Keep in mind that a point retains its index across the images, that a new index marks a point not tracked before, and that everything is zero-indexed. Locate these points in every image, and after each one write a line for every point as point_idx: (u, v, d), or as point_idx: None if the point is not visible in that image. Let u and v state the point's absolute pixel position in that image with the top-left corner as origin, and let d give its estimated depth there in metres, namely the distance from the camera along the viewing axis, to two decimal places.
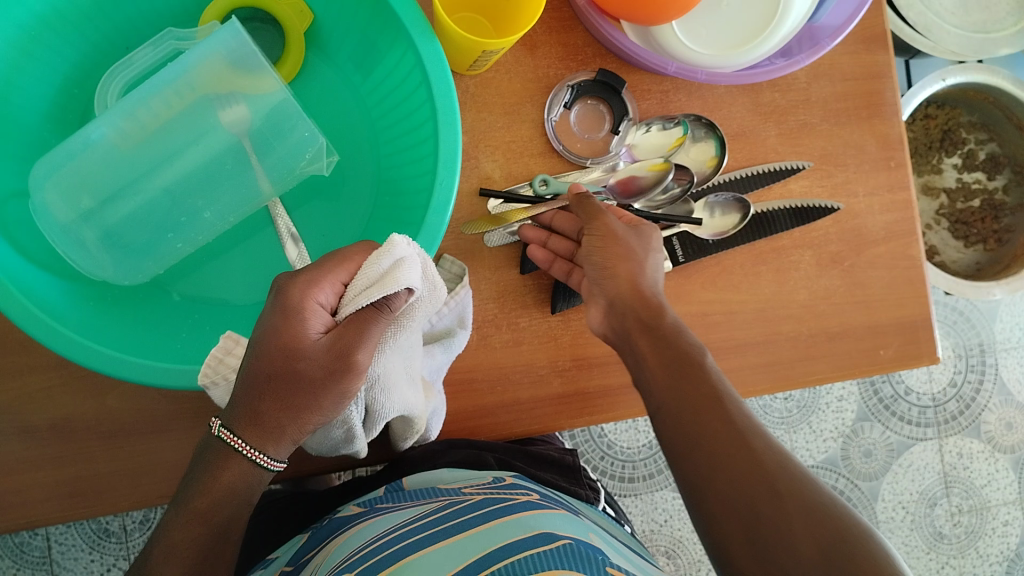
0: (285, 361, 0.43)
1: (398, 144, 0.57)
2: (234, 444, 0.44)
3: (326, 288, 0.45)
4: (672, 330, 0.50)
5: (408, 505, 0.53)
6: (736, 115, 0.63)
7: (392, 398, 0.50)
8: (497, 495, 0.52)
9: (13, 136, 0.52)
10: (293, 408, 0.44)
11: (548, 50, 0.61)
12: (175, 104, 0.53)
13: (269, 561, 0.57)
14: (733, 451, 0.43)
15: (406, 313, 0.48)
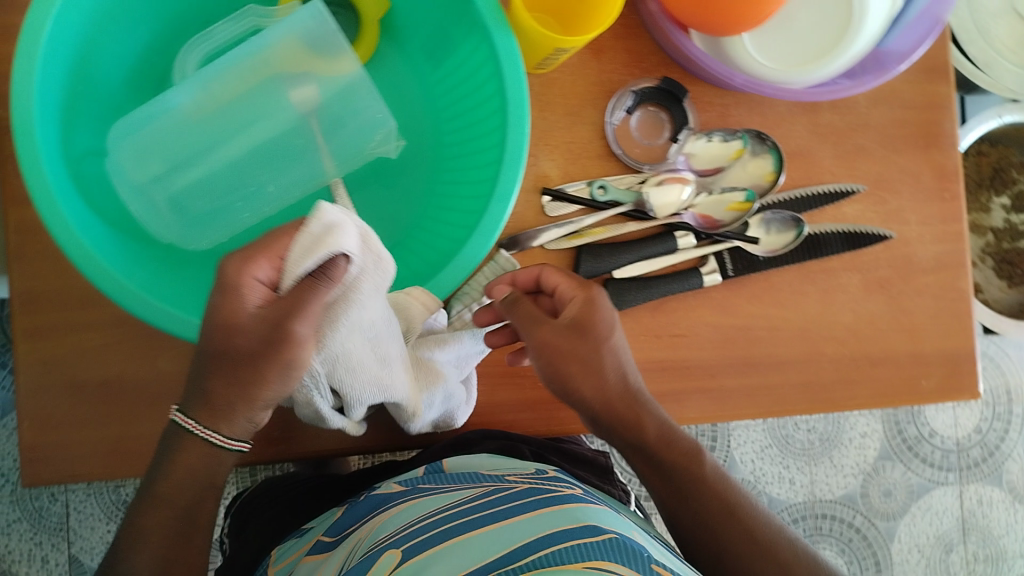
0: (224, 338, 0.43)
1: (461, 133, 0.58)
2: (187, 426, 0.45)
3: (264, 263, 0.43)
4: (661, 442, 0.52)
5: (454, 487, 0.54)
6: (794, 134, 0.64)
7: (355, 378, 0.47)
8: (542, 485, 0.53)
9: (96, 98, 0.53)
10: (242, 387, 0.44)
11: (613, 55, 0.62)
12: (249, 79, 0.55)
13: (304, 531, 0.63)
14: (762, 561, 0.48)
15: (350, 284, 0.45)
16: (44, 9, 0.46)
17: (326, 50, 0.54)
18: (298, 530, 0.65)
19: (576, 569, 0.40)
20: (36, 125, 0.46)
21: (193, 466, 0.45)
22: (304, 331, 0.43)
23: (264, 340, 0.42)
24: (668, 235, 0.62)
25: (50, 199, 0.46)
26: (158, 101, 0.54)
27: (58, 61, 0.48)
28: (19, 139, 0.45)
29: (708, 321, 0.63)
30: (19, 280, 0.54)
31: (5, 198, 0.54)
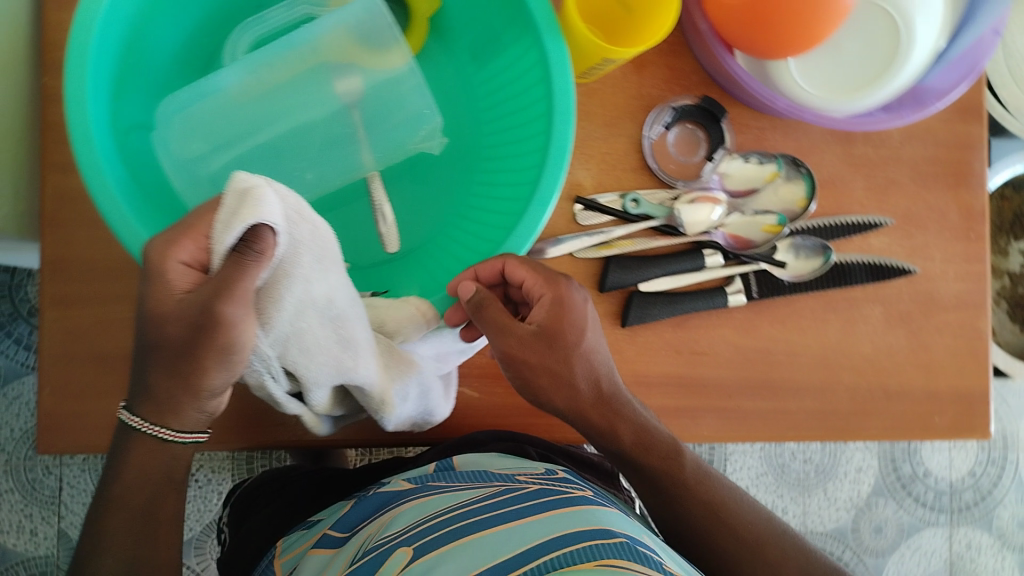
0: (156, 329, 0.42)
1: (500, 136, 0.58)
2: (134, 423, 0.45)
3: (189, 245, 0.40)
4: (637, 447, 0.55)
5: (465, 485, 0.55)
6: (827, 162, 0.64)
7: (310, 360, 0.45)
8: (552, 486, 0.53)
9: (145, 73, 0.53)
10: (182, 381, 0.43)
11: (655, 70, 0.62)
12: (296, 67, 0.56)
13: (314, 522, 0.63)
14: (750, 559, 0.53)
15: (287, 256, 0.42)
16: None
17: (379, 43, 0.55)
18: (306, 521, 0.66)
19: (588, 566, 0.40)
20: (88, 96, 0.47)
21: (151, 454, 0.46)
22: (238, 314, 0.40)
23: (193, 327, 0.40)
24: (697, 252, 0.62)
25: (95, 167, 0.46)
26: (207, 80, 0.54)
27: (113, 32, 0.48)
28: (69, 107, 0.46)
29: (729, 340, 0.63)
30: (50, 249, 0.54)
31: (44, 165, 0.54)
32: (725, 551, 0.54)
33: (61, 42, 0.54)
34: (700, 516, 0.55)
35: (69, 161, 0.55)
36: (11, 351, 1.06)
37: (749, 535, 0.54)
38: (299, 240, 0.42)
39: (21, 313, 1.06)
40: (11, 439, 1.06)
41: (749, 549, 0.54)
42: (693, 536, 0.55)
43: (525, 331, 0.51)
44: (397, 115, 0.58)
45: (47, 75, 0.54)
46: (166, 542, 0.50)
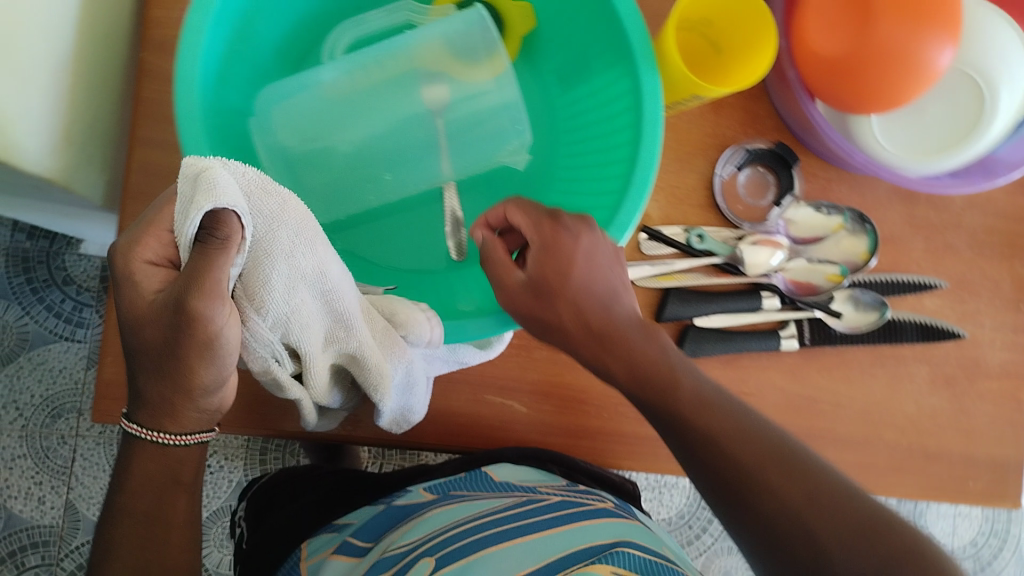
0: (138, 336, 0.39)
1: (581, 158, 0.59)
2: (136, 430, 0.43)
3: (151, 243, 0.39)
4: (626, 372, 0.45)
5: (489, 496, 0.60)
6: (889, 220, 0.65)
7: (308, 333, 0.44)
8: (573, 499, 0.59)
9: (248, 59, 0.54)
10: (171, 383, 0.40)
11: (731, 112, 0.63)
12: (389, 69, 0.56)
13: (339, 525, 0.65)
14: (756, 487, 0.41)
15: (261, 240, 0.40)
16: None
17: (472, 55, 0.56)
18: (332, 523, 0.66)
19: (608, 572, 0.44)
20: (197, 79, 0.48)
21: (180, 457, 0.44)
22: (211, 310, 0.37)
23: (167, 333, 0.38)
24: (755, 293, 0.63)
25: (198, 147, 0.47)
26: (305, 75, 0.55)
27: (225, 18, 0.50)
28: (178, 86, 0.47)
29: (778, 384, 0.64)
30: (128, 220, 0.55)
31: (133, 138, 0.56)
32: (725, 472, 0.42)
33: (164, 21, 0.56)
34: (703, 444, 0.43)
35: (157, 137, 0.56)
36: (41, 317, 1.06)
37: (747, 454, 0.42)
38: (270, 218, 0.41)
39: (55, 281, 1.07)
40: (30, 404, 1.06)
41: (763, 483, 0.41)
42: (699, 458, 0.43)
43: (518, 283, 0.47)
44: (482, 126, 0.59)
45: (146, 51, 0.56)
46: (179, 546, 0.47)
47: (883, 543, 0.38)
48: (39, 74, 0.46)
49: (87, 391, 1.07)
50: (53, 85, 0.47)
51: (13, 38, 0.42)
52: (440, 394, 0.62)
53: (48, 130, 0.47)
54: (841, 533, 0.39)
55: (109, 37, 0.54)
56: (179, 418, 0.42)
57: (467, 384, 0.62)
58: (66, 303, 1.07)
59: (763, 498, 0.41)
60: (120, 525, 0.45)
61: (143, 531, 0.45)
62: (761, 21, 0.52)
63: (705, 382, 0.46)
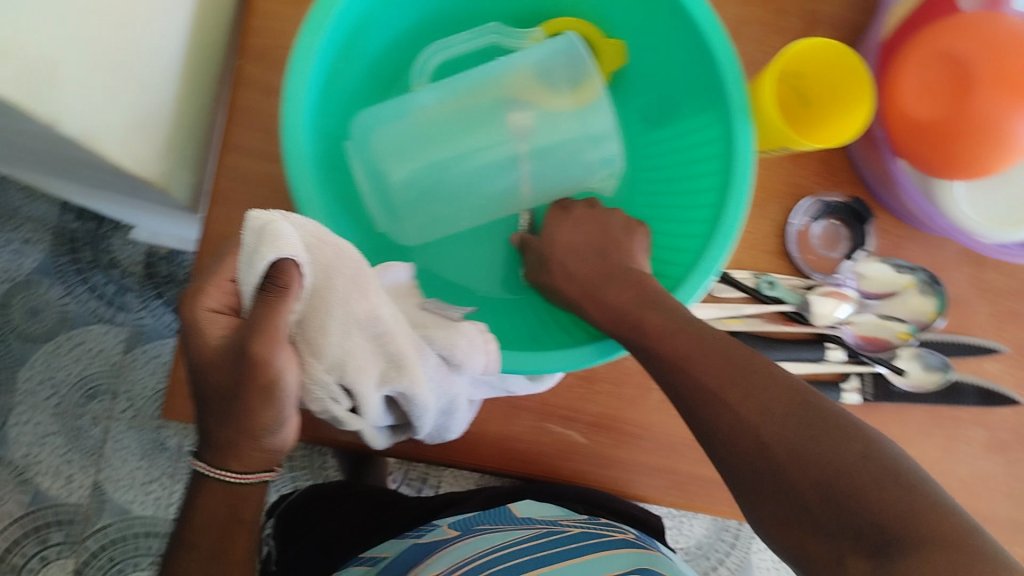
0: (205, 378, 0.39)
1: (668, 198, 0.60)
2: (204, 469, 0.42)
3: (215, 292, 0.40)
4: (620, 318, 0.49)
5: (507, 529, 0.63)
6: (957, 281, 0.65)
7: (360, 373, 0.44)
8: (592, 530, 0.63)
9: (347, 72, 0.55)
10: (236, 425, 0.39)
11: (809, 163, 0.63)
12: (477, 94, 0.57)
13: (372, 558, 0.64)
14: (715, 398, 0.41)
15: (322, 288, 0.42)
16: None
17: (557, 84, 0.56)
18: (359, 557, 0.66)
19: None
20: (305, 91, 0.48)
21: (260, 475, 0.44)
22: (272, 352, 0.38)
23: (233, 373, 0.38)
24: (819, 345, 0.64)
25: (299, 160, 0.48)
26: (404, 97, 0.56)
27: (333, 37, 0.50)
28: (287, 100, 0.48)
29: None
30: (211, 224, 0.56)
31: (225, 144, 0.56)
32: (691, 395, 0.43)
33: (262, 30, 0.57)
34: (687, 388, 0.43)
35: (247, 144, 0.56)
36: (84, 298, 1.07)
37: (712, 371, 0.42)
38: (329, 266, 0.42)
39: (100, 263, 1.07)
40: (66, 382, 1.06)
41: (729, 414, 0.40)
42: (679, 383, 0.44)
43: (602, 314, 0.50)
44: (570, 158, 0.58)
45: (243, 59, 0.57)
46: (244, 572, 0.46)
47: (838, 450, 0.36)
48: (161, 83, 0.46)
49: (123, 374, 1.08)
50: (170, 93, 0.48)
51: (145, 47, 0.43)
52: (502, 418, 0.62)
53: (160, 137, 0.48)
54: (801, 443, 0.37)
55: (210, 43, 0.54)
56: (241, 455, 0.41)
57: (530, 411, 0.63)
58: (109, 286, 1.07)
59: (731, 430, 0.40)
60: (188, 558, 0.44)
61: (204, 568, 0.44)
62: (855, 81, 0.53)
63: (699, 333, 0.45)
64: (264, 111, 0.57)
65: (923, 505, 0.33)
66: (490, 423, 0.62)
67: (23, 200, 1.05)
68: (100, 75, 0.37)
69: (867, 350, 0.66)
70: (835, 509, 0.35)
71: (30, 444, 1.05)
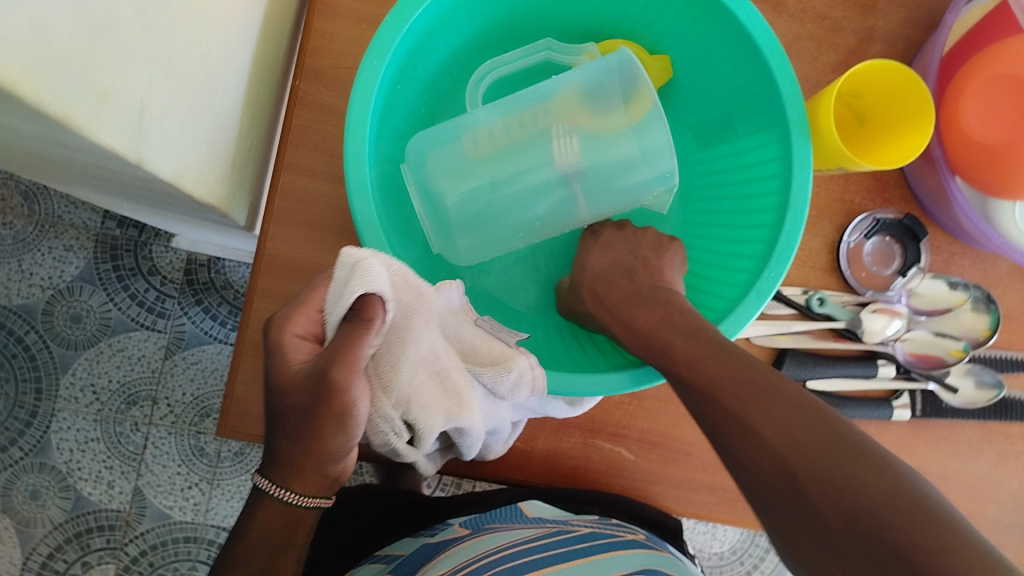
0: (280, 401, 0.40)
1: (721, 217, 0.60)
2: (265, 487, 0.41)
3: (302, 320, 0.42)
4: (656, 342, 0.48)
5: (516, 526, 0.61)
6: (1010, 297, 0.65)
7: (424, 415, 0.46)
8: (602, 530, 0.60)
9: (405, 92, 0.55)
10: (306, 444, 0.40)
11: (861, 178, 0.63)
12: (524, 117, 0.56)
13: (385, 557, 0.63)
14: (742, 422, 0.39)
15: (403, 327, 0.46)
16: (402, 16, 0.49)
17: (604, 104, 0.55)
18: (376, 555, 0.64)
19: None
20: (366, 116, 0.49)
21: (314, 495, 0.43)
22: (350, 377, 0.39)
23: (311, 395, 0.39)
24: (871, 361, 0.64)
25: (361, 184, 0.49)
26: (463, 116, 0.56)
27: (395, 60, 0.51)
28: (349, 126, 0.48)
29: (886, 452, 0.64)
30: (268, 243, 0.57)
31: (281, 164, 0.57)
32: (719, 422, 0.41)
33: (318, 51, 0.57)
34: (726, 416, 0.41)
35: (303, 164, 0.57)
36: (125, 305, 1.08)
37: (742, 397, 0.40)
38: (409, 306, 0.46)
39: (141, 270, 1.08)
40: (107, 388, 1.08)
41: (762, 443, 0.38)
42: (708, 410, 0.42)
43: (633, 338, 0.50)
44: (622, 182, 0.56)
45: (300, 80, 0.57)
46: None
47: (868, 481, 0.33)
48: (225, 107, 0.47)
49: (162, 381, 1.09)
50: (235, 118, 0.49)
51: (212, 73, 0.44)
52: (552, 435, 0.62)
53: (222, 163, 0.49)
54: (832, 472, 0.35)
55: (269, 65, 0.55)
56: (302, 476, 0.41)
57: (580, 429, 0.62)
58: (149, 293, 1.08)
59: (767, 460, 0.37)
60: None
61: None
62: (919, 105, 0.52)
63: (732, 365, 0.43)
64: (320, 131, 0.57)
65: (948, 537, 0.30)
66: (540, 440, 0.62)
67: (66, 208, 1.06)
68: (175, 99, 0.38)
69: (919, 368, 0.65)
70: (863, 542, 0.32)
71: (72, 449, 1.06)
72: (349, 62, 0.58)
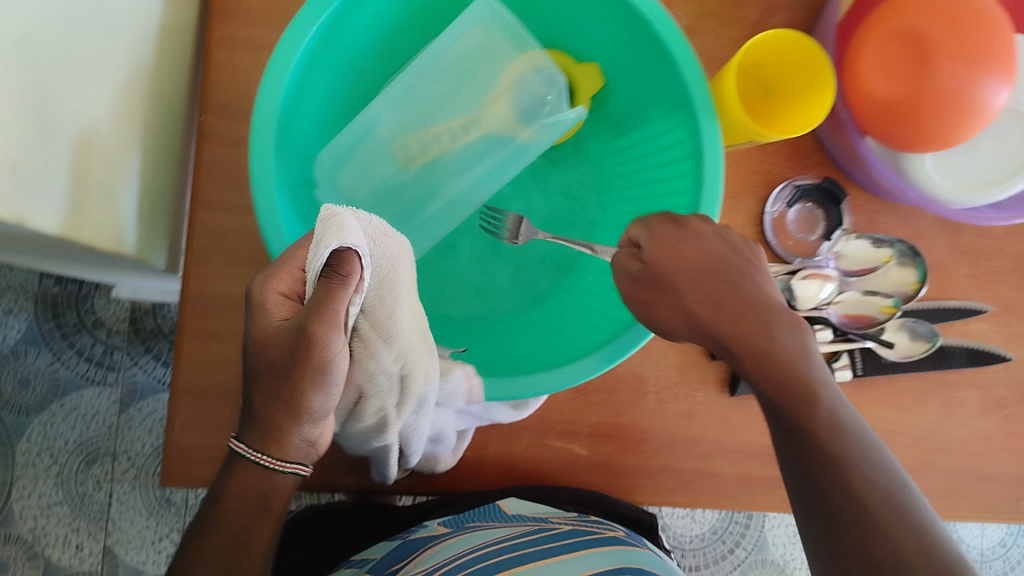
0: (263, 358, 0.40)
1: (641, 202, 0.60)
2: (242, 451, 0.41)
3: (284, 277, 0.41)
4: (749, 315, 0.42)
5: (499, 525, 0.59)
6: (935, 249, 0.66)
7: (418, 371, 0.47)
8: (585, 526, 0.59)
9: (309, 118, 0.54)
10: (282, 403, 0.40)
11: (777, 149, 0.64)
12: (435, 88, 0.54)
13: (356, 561, 0.62)
14: (852, 477, 0.36)
15: (384, 281, 0.43)
16: (296, 40, 0.48)
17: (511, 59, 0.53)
18: (351, 559, 0.62)
19: None
20: (272, 146, 0.49)
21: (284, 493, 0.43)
22: (329, 334, 0.39)
23: (289, 351, 0.39)
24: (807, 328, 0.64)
25: (273, 217, 0.49)
26: (359, 121, 0.53)
27: (294, 83, 0.50)
28: (254, 157, 0.48)
29: None
30: (192, 283, 0.56)
31: (195, 203, 0.56)
32: (814, 457, 0.37)
33: (221, 84, 0.56)
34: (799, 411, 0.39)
35: (218, 200, 0.56)
36: (72, 362, 1.06)
37: (860, 454, 0.37)
38: (391, 254, 0.44)
39: (85, 325, 1.06)
40: (64, 450, 1.05)
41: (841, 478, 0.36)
42: (803, 439, 0.38)
43: (632, 271, 0.47)
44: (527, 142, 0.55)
45: (206, 115, 0.56)
46: None
47: None
48: (119, 151, 0.46)
49: (120, 435, 1.07)
50: (131, 160, 0.48)
51: (96, 119, 0.43)
52: (502, 440, 0.62)
53: (125, 208, 0.48)
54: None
55: (170, 104, 0.54)
56: (279, 438, 0.41)
57: (528, 430, 0.62)
58: (96, 347, 1.06)
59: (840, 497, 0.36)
60: None
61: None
62: (819, 70, 0.53)
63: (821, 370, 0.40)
64: (232, 163, 0.57)
65: None
66: (490, 445, 0.62)
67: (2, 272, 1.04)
68: (43, 146, 0.38)
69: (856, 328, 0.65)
70: None
71: (36, 516, 1.04)
72: (254, 92, 0.57)
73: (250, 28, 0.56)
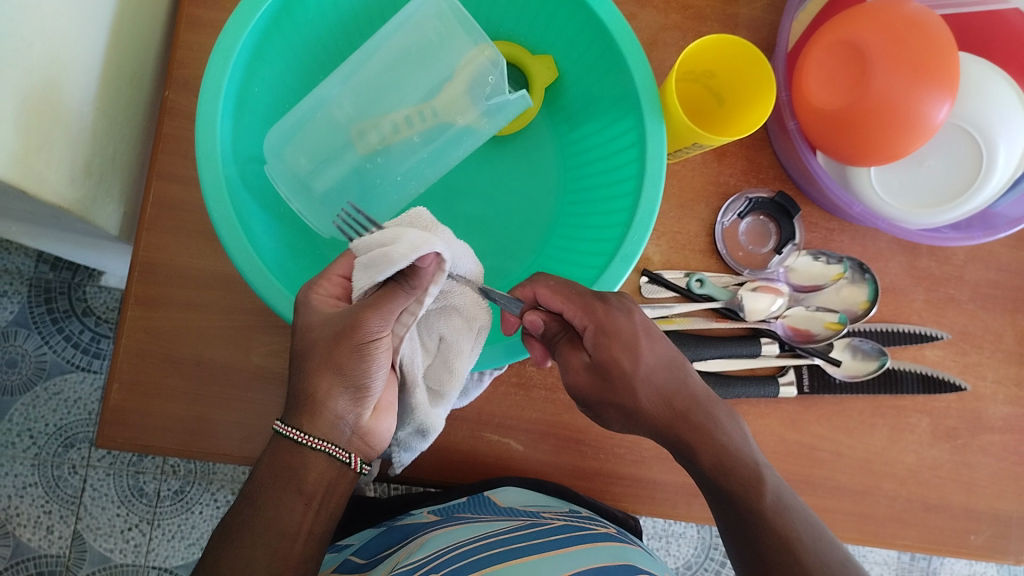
0: (330, 342, 0.42)
1: (592, 199, 0.60)
2: (296, 436, 0.42)
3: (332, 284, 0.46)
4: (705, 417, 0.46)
5: (489, 518, 0.59)
6: (891, 271, 0.66)
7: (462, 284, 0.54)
8: (575, 523, 0.58)
9: (260, 95, 0.56)
10: (329, 372, 0.42)
11: (733, 161, 0.64)
12: (384, 67, 0.56)
13: (342, 546, 0.64)
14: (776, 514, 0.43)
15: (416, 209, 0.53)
16: (245, 17, 0.50)
17: (458, 41, 0.55)
18: (335, 545, 0.65)
19: None
20: (218, 117, 0.50)
21: (293, 466, 0.42)
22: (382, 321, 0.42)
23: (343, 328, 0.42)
24: (754, 339, 0.64)
25: (217, 184, 0.49)
26: (312, 97, 0.55)
27: (243, 58, 0.52)
28: (199, 127, 0.49)
29: (777, 431, 0.64)
30: (141, 250, 0.58)
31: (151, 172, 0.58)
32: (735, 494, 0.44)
33: (186, 61, 0.59)
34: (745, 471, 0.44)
35: (173, 171, 0.58)
36: (60, 347, 1.08)
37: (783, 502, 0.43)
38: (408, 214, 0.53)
39: (75, 312, 1.09)
40: (44, 432, 1.07)
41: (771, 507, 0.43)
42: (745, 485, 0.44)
43: (582, 364, 0.48)
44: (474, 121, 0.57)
45: (169, 90, 0.59)
46: None
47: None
48: (68, 111, 0.48)
49: None
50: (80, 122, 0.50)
51: (43, 75, 0.45)
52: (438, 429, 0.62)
53: (70, 165, 0.50)
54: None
55: (131, 76, 0.57)
56: (318, 412, 0.42)
57: (466, 420, 0.62)
58: (84, 334, 1.09)
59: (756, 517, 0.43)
60: None
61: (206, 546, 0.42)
62: (760, 79, 0.54)
63: (742, 438, 0.46)
64: (190, 138, 0.58)
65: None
66: None
67: None
68: None
69: (798, 341, 0.66)
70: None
71: (11, 495, 1.06)
72: None
73: (218, 11, 0.59)
